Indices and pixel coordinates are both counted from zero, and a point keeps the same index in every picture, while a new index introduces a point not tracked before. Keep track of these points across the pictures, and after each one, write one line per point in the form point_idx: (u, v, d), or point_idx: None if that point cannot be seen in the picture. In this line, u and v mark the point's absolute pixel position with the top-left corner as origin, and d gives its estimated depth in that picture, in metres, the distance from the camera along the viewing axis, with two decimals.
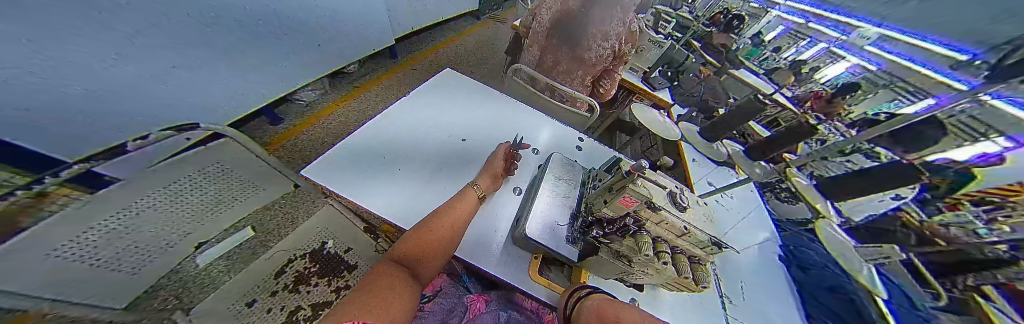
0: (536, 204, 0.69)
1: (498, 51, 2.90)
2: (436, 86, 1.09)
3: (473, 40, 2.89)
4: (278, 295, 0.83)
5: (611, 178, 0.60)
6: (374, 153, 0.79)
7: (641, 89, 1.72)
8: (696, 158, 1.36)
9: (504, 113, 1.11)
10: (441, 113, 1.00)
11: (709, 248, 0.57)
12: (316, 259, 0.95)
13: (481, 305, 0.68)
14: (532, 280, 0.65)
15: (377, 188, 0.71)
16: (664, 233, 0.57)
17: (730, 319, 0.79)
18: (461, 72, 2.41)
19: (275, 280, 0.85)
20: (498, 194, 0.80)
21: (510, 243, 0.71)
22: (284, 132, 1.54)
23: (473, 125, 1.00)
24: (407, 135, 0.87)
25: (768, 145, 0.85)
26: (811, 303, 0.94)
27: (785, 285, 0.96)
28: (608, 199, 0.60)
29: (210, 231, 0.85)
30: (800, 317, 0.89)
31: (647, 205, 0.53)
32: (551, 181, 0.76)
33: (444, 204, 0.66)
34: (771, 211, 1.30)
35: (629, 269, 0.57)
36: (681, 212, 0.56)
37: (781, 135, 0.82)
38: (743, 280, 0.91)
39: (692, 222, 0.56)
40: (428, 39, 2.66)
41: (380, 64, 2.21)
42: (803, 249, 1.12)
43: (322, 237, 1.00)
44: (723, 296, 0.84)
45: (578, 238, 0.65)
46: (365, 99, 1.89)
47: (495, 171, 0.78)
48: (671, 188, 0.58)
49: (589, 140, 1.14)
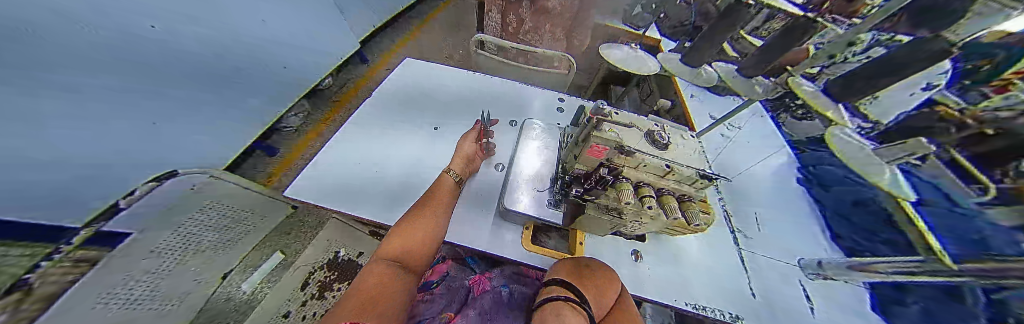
0: (515, 177, 0.68)
1: (470, 28, 2.73)
2: (397, 80, 1.04)
3: (441, 23, 2.73)
4: (308, 304, 0.91)
5: (577, 131, 0.58)
6: (346, 163, 0.78)
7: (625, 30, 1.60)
8: (694, 94, 1.26)
9: (477, 90, 1.06)
10: (407, 105, 0.96)
11: (699, 183, 0.53)
12: (333, 267, 0.99)
13: (483, 284, 0.70)
14: (528, 251, 0.66)
15: (361, 196, 0.72)
16: (646, 176, 0.53)
17: (744, 253, 0.76)
18: (439, 59, 2.32)
19: (303, 291, 0.93)
20: (479, 174, 0.79)
21: (501, 219, 0.71)
22: (282, 160, 1.56)
23: (445, 110, 0.98)
24: (380, 137, 0.86)
25: (763, 55, 0.74)
26: (832, 221, 0.90)
27: (803, 209, 0.91)
28: (578, 153, 0.57)
29: (229, 262, 0.92)
30: (821, 238, 0.85)
31: (619, 150, 0.50)
32: (536, 150, 0.76)
33: (421, 197, 0.65)
34: (784, 134, 1.20)
35: (621, 221, 0.54)
36: (661, 150, 0.53)
37: (777, 41, 0.71)
38: (757, 211, 0.87)
39: (673, 159, 0.52)
40: (397, 32, 2.52)
41: (354, 69, 2.14)
42: (823, 167, 1.04)
43: (333, 248, 1.04)
44: (734, 230, 0.80)
45: (561, 200, 0.65)
46: (350, 110, 1.87)
47: (467, 152, 0.74)
48: (646, 129, 0.56)
49: (569, 99, 1.09)
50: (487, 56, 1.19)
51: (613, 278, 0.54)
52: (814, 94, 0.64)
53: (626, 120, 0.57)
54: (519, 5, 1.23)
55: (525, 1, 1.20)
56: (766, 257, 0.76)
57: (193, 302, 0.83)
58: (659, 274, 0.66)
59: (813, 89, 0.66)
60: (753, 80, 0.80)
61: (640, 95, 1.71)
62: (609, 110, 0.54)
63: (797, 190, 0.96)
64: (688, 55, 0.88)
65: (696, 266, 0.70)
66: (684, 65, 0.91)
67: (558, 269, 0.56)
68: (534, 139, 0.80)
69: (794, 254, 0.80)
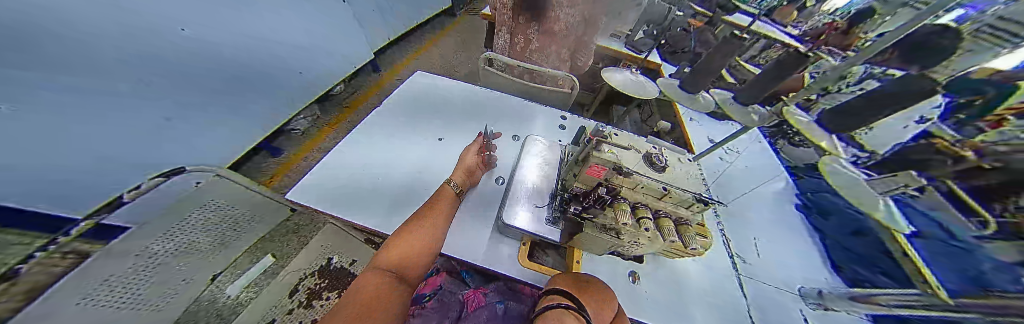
0: (514, 193, 0.69)
1: (478, 45, 2.85)
2: (407, 92, 1.08)
3: (452, 39, 2.85)
4: (294, 312, 0.87)
5: (577, 150, 0.60)
6: (350, 169, 0.79)
7: (627, 54, 1.66)
8: (693, 117, 1.29)
9: (481, 105, 1.11)
10: (414, 117, 0.99)
11: (696, 207, 0.54)
12: (325, 274, 0.98)
13: (478, 299, 0.69)
14: (524, 267, 0.66)
15: (362, 202, 0.72)
16: (644, 198, 0.55)
17: (744, 279, 0.74)
18: (446, 73, 2.40)
19: (290, 298, 0.90)
20: (478, 187, 0.80)
21: (499, 233, 0.71)
22: (286, 162, 1.57)
23: (449, 123, 1.00)
24: (385, 145, 0.87)
25: (761, 84, 0.77)
26: (833, 249, 0.89)
27: (804, 237, 0.91)
28: (577, 172, 0.58)
29: (221, 264, 0.91)
30: (824, 267, 0.83)
31: (617, 171, 0.51)
32: (537, 165, 0.78)
33: (422, 206, 0.66)
34: (781, 160, 1.22)
35: (619, 242, 0.54)
36: (659, 173, 0.54)
37: (772, 72, 0.74)
38: (756, 236, 0.86)
39: (670, 182, 0.53)
40: (408, 45, 2.63)
41: (365, 78, 2.21)
42: (822, 195, 1.05)
43: (327, 254, 1.03)
44: (734, 255, 0.79)
45: (560, 217, 0.65)
46: (357, 117, 1.91)
47: (468, 165, 0.76)
48: (643, 151, 0.58)
49: (571, 117, 1.13)
50: (495, 73, 1.24)
51: (611, 299, 0.53)
52: (809, 124, 0.67)
53: (625, 142, 0.59)
54: (527, 27, 1.26)
55: (533, 23, 1.25)
56: (767, 285, 0.75)
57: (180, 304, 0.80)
58: (658, 297, 0.65)
59: (807, 119, 0.68)
60: (750, 107, 0.82)
61: (641, 115, 1.75)
62: (608, 132, 0.56)
63: (796, 217, 0.96)
64: (687, 82, 0.91)
65: (695, 290, 0.69)
66: (684, 91, 0.94)
67: (558, 282, 0.55)
68: (535, 155, 0.81)
69: (795, 282, 0.78)
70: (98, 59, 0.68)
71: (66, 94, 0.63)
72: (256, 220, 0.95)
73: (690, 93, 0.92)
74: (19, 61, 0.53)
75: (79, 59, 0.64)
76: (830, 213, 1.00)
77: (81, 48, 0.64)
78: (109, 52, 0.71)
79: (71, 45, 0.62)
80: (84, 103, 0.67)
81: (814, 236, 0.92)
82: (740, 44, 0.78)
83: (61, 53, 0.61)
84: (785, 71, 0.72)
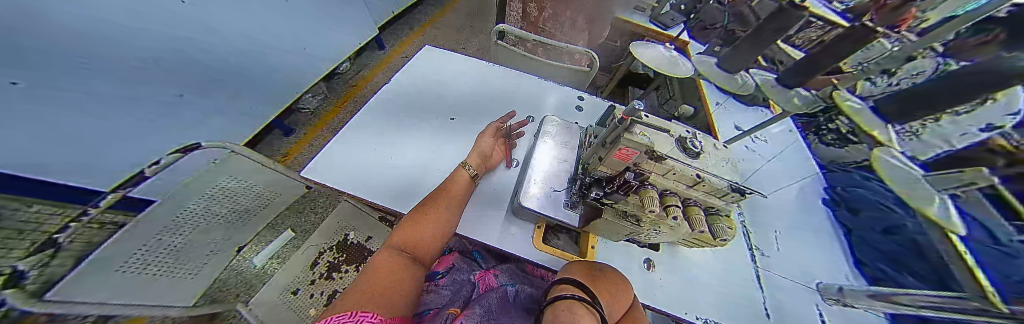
0: (533, 175, 0.67)
1: (488, 20, 2.66)
2: (417, 66, 1.02)
3: (461, 13, 2.68)
4: (316, 283, 0.93)
5: (605, 131, 0.56)
6: (363, 149, 0.76)
7: (653, 29, 1.52)
8: (719, 102, 1.21)
9: (494, 83, 1.04)
10: (423, 94, 0.94)
11: (730, 197, 0.51)
12: (342, 249, 1.01)
13: (490, 280, 0.69)
14: (538, 250, 0.66)
15: (374, 180, 0.70)
16: (673, 185, 0.53)
17: (760, 272, 0.73)
18: (455, 51, 2.28)
19: (311, 270, 0.95)
20: (493, 170, 0.78)
21: (512, 215, 0.71)
22: (299, 140, 1.60)
23: (462, 102, 0.95)
24: (394, 125, 0.83)
25: (807, 67, 0.68)
26: (857, 246, 0.86)
27: (828, 232, 0.87)
28: (603, 155, 0.55)
29: (245, 235, 0.96)
30: (846, 264, 0.81)
31: (648, 155, 0.47)
32: (553, 148, 0.75)
33: (436, 190, 0.64)
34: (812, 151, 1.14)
35: (638, 229, 0.54)
36: (694, 159, 0.51)
37: (821, 54, 0.63)
38: (777, 229, 0.83)
39: (705, 168, 0.50)
40: (415, 20, 2.50)
41: (372, 56, 2.15)
42: (853, 189, 0.98)
43: (343, 230, 1.05)
44: (752, 248, 0.77)
45: (578, 201, 0.64)
46: (364, 96, 1.88)
47: (483, 148, 0.73)
48: (678, 135, 0.53)
49: (590, 97, 1.06)
50: (506, 48, 1.15)
51: (623, 292, 0.52)
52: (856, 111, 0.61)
53: (659, 124, 0.54)
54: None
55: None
56: (786, 279, 0.73)
57: (212, 272, 0.86)
58: (671, 286, 0.65)
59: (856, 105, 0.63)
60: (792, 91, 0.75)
61: (660, 99, 1.65)
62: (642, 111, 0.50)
63: (821, 211, 0.92)
64: (726, 60, 0.85)
65: (711, 280, 0.68)
66: (721, 70, 0.89)
67: (571, 269, 0.54)
68: (551, 137, 0.78)
69: (813, 277, 0.76)
70: (65, 21, 0.62)
71: (51, 63, 0.61)
72: (273, 197, 0.96)
73: (728, 71, 0.87)
74: (3, 24, 0.51)
75: (50, 23, 0.59)
76: (861, 207, 0.95)
77: (42, 12, 0.57)
78: (100, 22, 0.69)
79: (41, 11, 0.57)
80: (73, 75, 0.66)
81: (838, 231, 0.89)
82: (800, 16, 0.62)
83: (50, 23, 0.59)
84: (840, 51, 0.60)
